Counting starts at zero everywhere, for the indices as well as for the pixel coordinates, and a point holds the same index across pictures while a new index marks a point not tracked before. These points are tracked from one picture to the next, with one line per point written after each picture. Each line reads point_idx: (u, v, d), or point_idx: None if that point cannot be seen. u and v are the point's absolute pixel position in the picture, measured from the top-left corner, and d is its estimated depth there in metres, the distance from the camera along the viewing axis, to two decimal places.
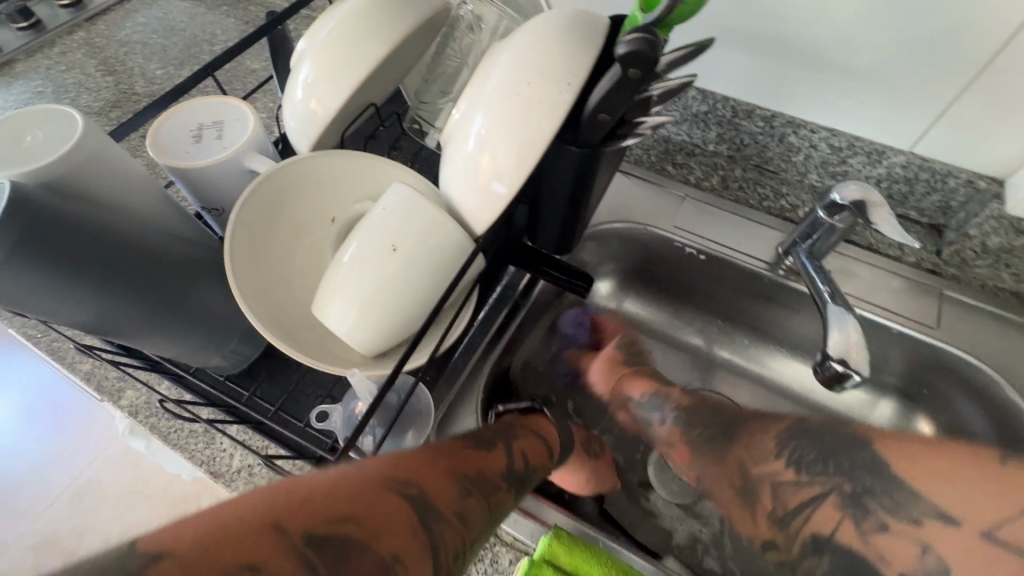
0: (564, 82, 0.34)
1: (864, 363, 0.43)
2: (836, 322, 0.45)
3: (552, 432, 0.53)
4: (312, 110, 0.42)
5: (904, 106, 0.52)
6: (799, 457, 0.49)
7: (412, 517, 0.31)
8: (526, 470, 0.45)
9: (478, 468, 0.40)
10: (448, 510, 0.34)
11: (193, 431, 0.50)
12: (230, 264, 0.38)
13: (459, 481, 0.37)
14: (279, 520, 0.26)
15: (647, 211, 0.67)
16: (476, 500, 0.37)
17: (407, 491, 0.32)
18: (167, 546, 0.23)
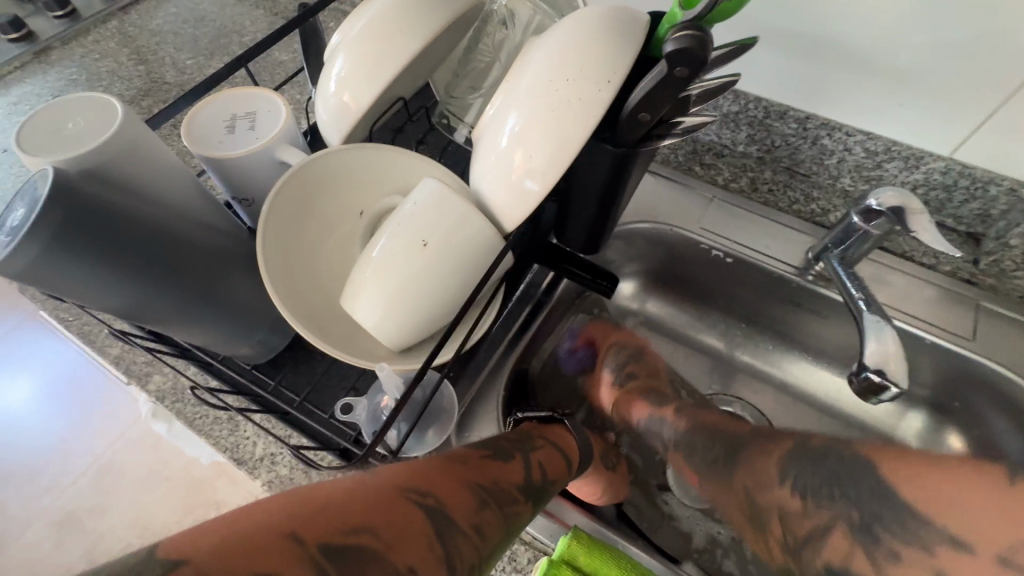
0: (603, 80, 0.33)
1: (902, 374, 0.42)
2: (873, 331, 0.44)
3: (572, 438, 0.52)
4: (345, 103, 0.42)
5: (948, 110, 0.51)
6: (806, 483, 0.40)
7: (427, 528, 0.31)
8: (545, 480, 0.44)
9: (495, 478, 0.40)
10: (464, 522, 0.34)
11: (218, 417, 0.51)
12: (261, 254, 0.38)
13: (476, 492, 0.37)
14: (295, 530, 0.27)
15: (674, 212, 0.66)
16: (494, 511, 0.37)
17: (423, 501, 0.33)
18: (185, 554, 0.24)
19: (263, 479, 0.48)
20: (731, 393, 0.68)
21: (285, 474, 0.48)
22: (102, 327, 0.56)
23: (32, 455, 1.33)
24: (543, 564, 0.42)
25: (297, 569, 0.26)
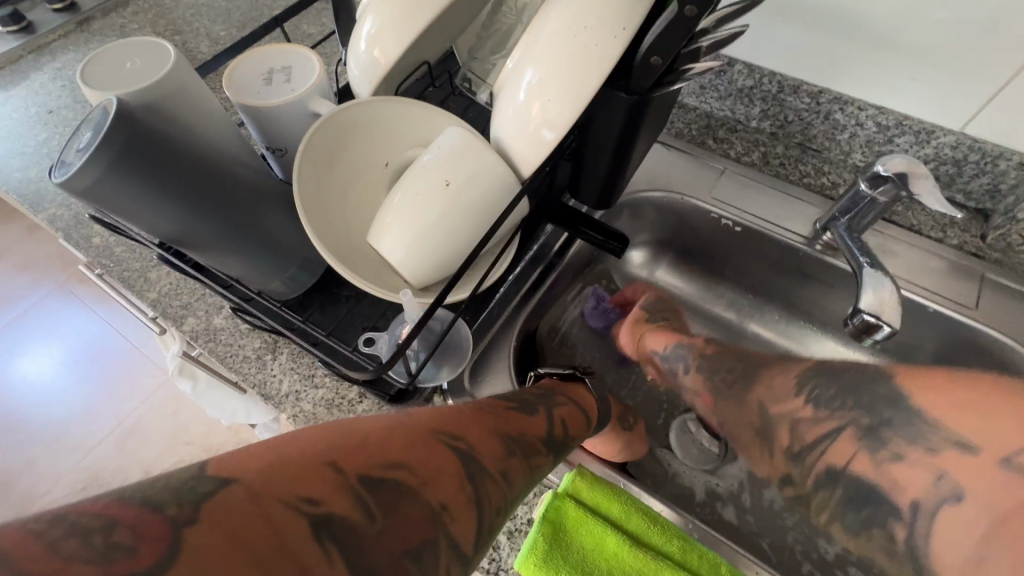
0: (618, 29, 0.34)
1: (896, 318, 0.44)
2: (872, 284, 0.45)
3: (591, 402, 0.53)
4: (375, 59, 0.44)
5: (959, 83, 0.52)
6: (818, 395, 0.54)
7: (458, 470, 0.32)
8: (566, 436, 0.45)
9: (521, 431, 0.41)
10: (492, 468, 0.35)
11: (248, 356, 0.54)
12: (297, 191, 0.41)
13: (503, 441, 0.38)
14: (336, 461, 0.28)
15: (686, 181, 0.68)
16: (519, 460, 0.38)
17: (453, 444, 0.34)
18: (235, 475, 0.25)
19: (288, 414, 0.51)
20: None
21: (309, 409, 0.51)
22: (140, 273, 0.60)
23: (59, 417, 1.40)
24: (548, 497, 0.45)
25: (339, 496, 0.26)
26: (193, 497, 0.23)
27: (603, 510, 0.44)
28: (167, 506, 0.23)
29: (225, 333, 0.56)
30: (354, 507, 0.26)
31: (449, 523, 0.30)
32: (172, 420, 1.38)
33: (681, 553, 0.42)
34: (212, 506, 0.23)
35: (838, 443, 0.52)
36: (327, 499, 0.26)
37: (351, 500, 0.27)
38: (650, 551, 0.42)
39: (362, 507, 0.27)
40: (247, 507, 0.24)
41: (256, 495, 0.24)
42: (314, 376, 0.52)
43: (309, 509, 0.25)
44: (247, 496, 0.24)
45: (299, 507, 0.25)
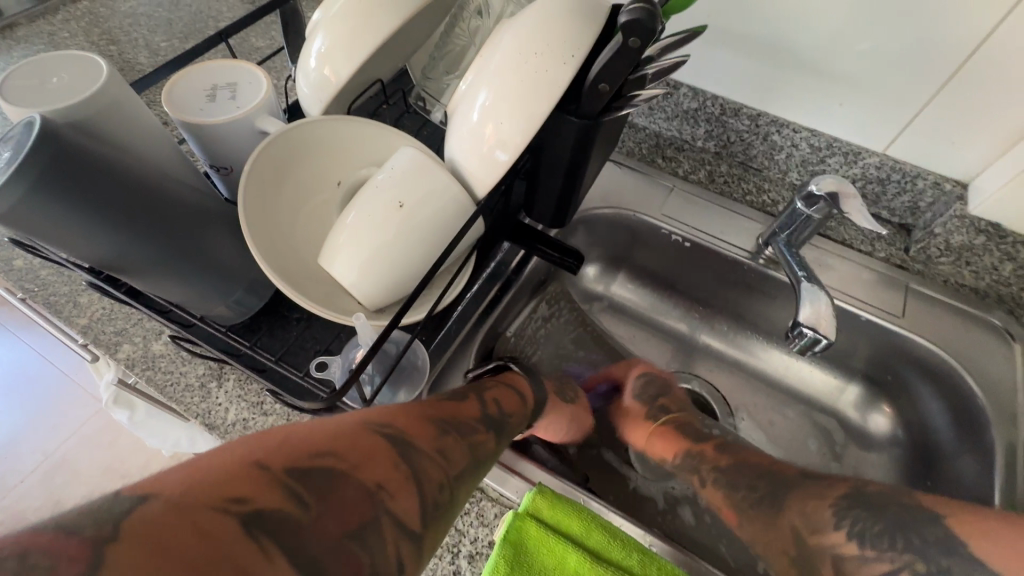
0: (567, 56, 0.36)
1: (831, 330, 0.47)
2: (808, 297, 0.48)
3: (527, 386, 0.52)
4: (326, 77, 0.44)
5: (879, 110, 0.57)
6: (860, 529, 0.43)
7: (392, 450, 0.32)
8: (502, 415, 0.45)
9: (455, 414, 0.40)
10: (428, 447, 0.35)
11: (190, 384, 0.52)
12: (242, 215, 0.40)
13: (437, 422, 0.38)
14: (262, 460, 0.27)
15: (637, 199, 0.70)
16: (455, 439, 0.38)
17: (385, 427, 0.33)
18: (153, 491, 0.24)
19: None
20: (690, 371, 0.72)
21: None
22: (69, 298, 0.56)
23: None
24: (509, 518, 0.44)
25: (269, 492, 0.26)
26: (113, 516, 0.22)
27: (564, 528, 0.44)
28: (83, 529, 0.21)
29: (164, 360, 0.53)
30: (285, 500, 0.26)
31: (388, 501, 0.29)
32: (106, 453, 1.29)
33: (640, 567, 0.43)
34: (133, 524, 0.22)
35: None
36: (258, 496, 0.25)
37: (282, 493, 0.26)
38: (612, 565, 0.43)
39: (293, 497, 0.26)
40: (171, 516, 0.23)
41: (181, 507, 0.23)
42: (263, 403, 0.50)
43: (237, 508, 0.24)
44: (171, 507, 0.23)
45: (227, 509, 0.24)
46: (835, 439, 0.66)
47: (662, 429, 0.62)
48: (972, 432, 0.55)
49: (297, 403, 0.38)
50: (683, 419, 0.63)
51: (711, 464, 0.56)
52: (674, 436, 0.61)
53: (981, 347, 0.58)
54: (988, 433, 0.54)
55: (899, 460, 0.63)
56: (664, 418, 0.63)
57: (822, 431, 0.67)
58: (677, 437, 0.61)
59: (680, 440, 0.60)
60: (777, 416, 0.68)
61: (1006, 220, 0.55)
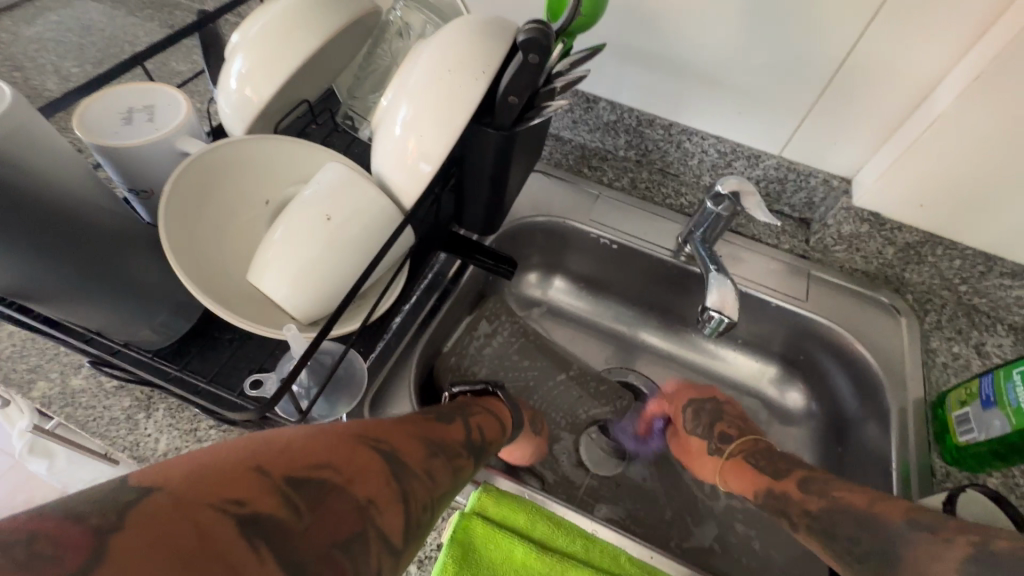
0: (479, 72, 0.38)
1: (735, 313, 0.51)
2: (716, 283, 0.52)
3: (507, 412, 0.54)
4: (248, 98, 0.44)
5: (771, 115, 0.65)
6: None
7: (383, 467, 0.33)
8: (483, 442, 0.46)
9: (442, 436, 0.42)
10: (416, 467, 0.36)
11: (116, 418, 0.49)
12: (163, 233, 0.39)
13: (425, 443, 0.39)
14: (260, 465, 0.28)
15: (567, 207, 0.73)
16: (442, 460, 0.39)
17: (378, 446, 0.34)
18: (159, 482, 0.25)
19: None
20: (628, 366, 0.75)
21: None
22: None
23: None
24: (455, 519, 0.45)
25: (265, 497, 0.27)
26: (117, 505, 0.23)
27: (510, 524, 0.46)
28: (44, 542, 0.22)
29: (86, 395, 0.50)
30: (282, 506, 0.27)
31: (377, 515, 0.30)
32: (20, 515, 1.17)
33: (584, 551, 0.45)
34: (137, 514, 0.23)
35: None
36: (255, 500, 0.26)
37: (277, 499, 0.27)
38: (558, 554, 0.44)
39: (289, 505, 0.27)
40: (173, 512, 0.24)
41: (183, 500, 0.25)
42: (197, 430, 0.49)
43: (235, 510, 0.25)
44: (173, 502, 0.24)
45: (224, 509, 0.25)
46: (759, 419, 0.71)
47: (732, 466, 0.58)
48: (872, 399, 0.62)
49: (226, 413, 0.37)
50: (747, 446, 0.59)
51: (802, 508, 0.48)
52: (745, 469, 0.56)
53: (873, 323, 0.65)
54: (884, 398, 0.60)
55: (815, 432, 0.68)
56: (728, 448, 0.59)
57: (748, 412, 0.72)
58: (750, 471, 0.55)
59: (747, 468, 0.56)
60: None
61: (883, 210, 0.63)
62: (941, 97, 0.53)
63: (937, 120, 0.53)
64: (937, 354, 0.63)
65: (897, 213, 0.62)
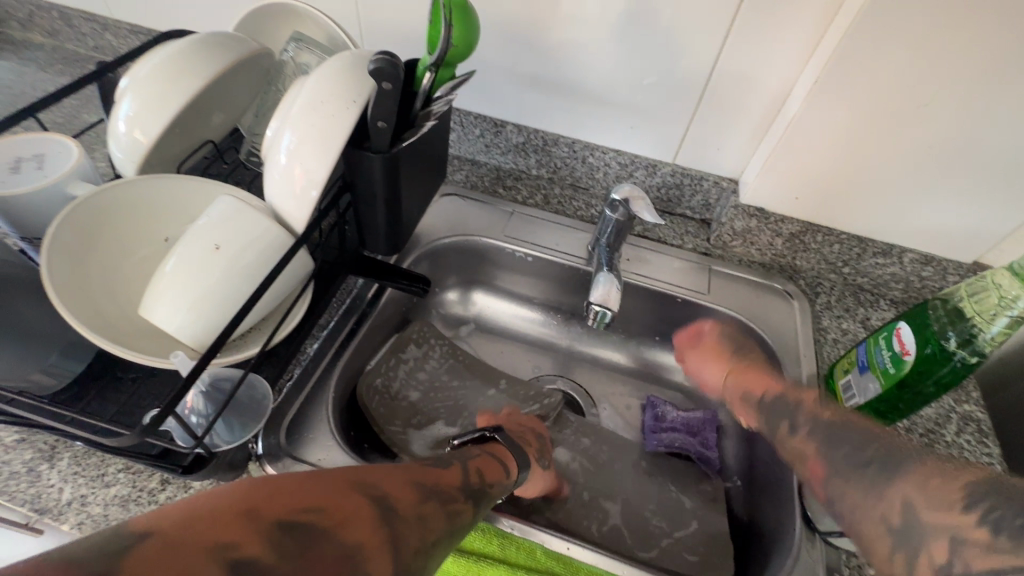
0: (350, 101, 0.42)
1: (618, 306, 0.56)
2: (599, 280, 0.56)
3: (512, 457, 0.50)
4: (137, 140, 0.46)
5: (658, 126, 0.71)
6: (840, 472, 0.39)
7: (377, 512, 0.32)
8: (483, 485, 0.44)
9: (439, 482, 0.40)
10: (408, 512, 0.34)
11: (16, 472, 0.48)
12: (47, 270, 0.39)
13: (419, 488, 0.37)
14: (253, 510, 0.28)
15: (482, 225, 0.77)
16: (435, 506, 0.37)
17: (373, 489, 0.34)
18: (153, 528, 0.25)
19: (71, 524, 0.46)
20: (556, 372, 0.78)
21: (99, 513, 0.46)
22: None
23: None
24: None
25: (255, 542, 0.27)
26: (110, 552, 0.24)
27: None
28: None
29: None
30: (270, 551, 0.27)
31: (363, 563, 0.29)
32: None
33: (502, 549, 0.47)
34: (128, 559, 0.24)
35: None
36: (245, 546, 0.26)
37: (266, 545, 0.27)
38: (475, 556, 0.46)
39: (276, 551, 0.27)
40: (163, 557, 0.24)
41: (174, 546, 0.25)
42: (105, 474, 0.48)
43: (223, 556, 0.25)
44: (166, 546, 0.25)
45: (214, 554, 0.25)
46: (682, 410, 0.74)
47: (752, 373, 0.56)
48: None
49: (106, 440, 0.37)
50: (742, 366, 0.58)
51: (809, 414, 0.44)
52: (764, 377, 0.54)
53: (769, 309, 0.71)
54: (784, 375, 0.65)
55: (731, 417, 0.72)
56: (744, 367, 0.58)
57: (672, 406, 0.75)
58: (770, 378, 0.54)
59: (744, 379, 0.55)
60: (633, 401, 0.75)
61: (765, 204, 0.69)
62: (794, 103, 0.61)
63: (794, 123, 0.60)
64: (828, 331, 0.69)
65: (779, 206, 0.69)
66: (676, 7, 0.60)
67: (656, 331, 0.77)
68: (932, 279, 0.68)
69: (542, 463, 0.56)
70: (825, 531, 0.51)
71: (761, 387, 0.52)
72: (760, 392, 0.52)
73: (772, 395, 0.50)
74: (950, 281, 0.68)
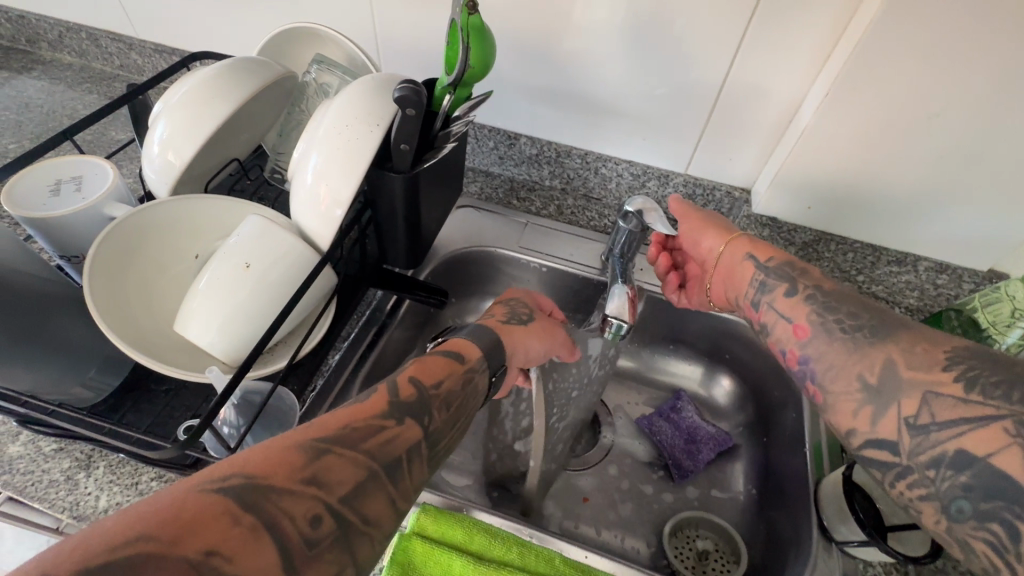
0: (373, 124, 0.44)
1: (631, 317, 0.57)
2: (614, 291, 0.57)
3: (472, 345, 0.47)
4: (170, 161, 0.48)
5: (670, 137, 0.72)
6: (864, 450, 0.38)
7: (231, 507, 0.28)
8: (421, 394, 0.39)
9: (347, 423, 0.35)
10: (291, 483, 0.30)
11: (54, 480, 0.50)
12: (88, 290, 0.42)
13: (311, 444, 0.32)
14: (58, 565, 0.23)
15: (497, 237, 0.79)
16: (342, 453, 0.33)
17: (224, 482, 0.28)
18: None
19: None
20: None
21: None
22: None
23: None
24: (397, 540, 0.48)
25: None
26: None
27: (448, 538, 0.48)
28: None
29: (23, 461, 0.51)
30: None
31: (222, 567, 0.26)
32: None
33: (520, 557, 0.47)
34: None
35: (980, 431, 0.33)
36: None
37: None
38: (493, 562, 0.47)
39: None
40: None
41: None
42: (139, 483, 0.50)
43: None
44: None
45: None
46: None
47: (740, 265, 0.53)
48: (787, 386, 0.67)
49: (147, 454, 0.39)
50: (745, 241, 0.53)
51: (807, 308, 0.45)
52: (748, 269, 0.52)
53: None
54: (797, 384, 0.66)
55: (744, 425, 0.72)
56: (730, 251, 0.55)
57: None
58: (752, 270, 0.51)
59: (745, 261, 0.52)
60: (646, 408, 0.76)
61: (777, 214, 0.70)
62: (805, 114, 0.61)
63: (804, 132, 0.60)
64: None
65: (791, 215, 0.69)
66: (687, 21, 0.61)
67: (669, 339, 0.77)
68: (947, 287, 0.68)
69: (514, 322, 0.54)
70: (841, 541, 0.51)
71: (770, 268, 0.50)
72: (752, 278, 0.51)
73: (762, 284, 0.50)
74: (965, 290, 0.67)
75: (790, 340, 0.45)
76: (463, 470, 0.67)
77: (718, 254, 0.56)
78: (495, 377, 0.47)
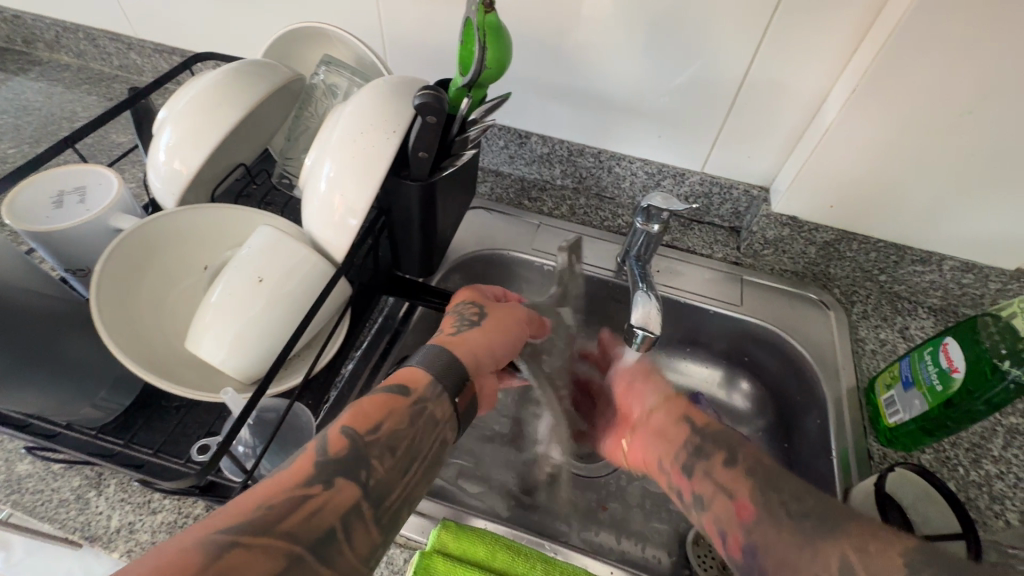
0: (390, 131, 0.42)
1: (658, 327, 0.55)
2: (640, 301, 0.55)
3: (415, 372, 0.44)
4: (176, 170, 0.46)
5: (687, 136, 0.70)
6: None
7: None
8: (362, 446, 0.38)
9: (265, 504, 0.33)
10: None
11: (64, 499, 0.49)
12: (94, 308, 0.40)
13: (218, 539, 0.30)
14: None
15: (509, 238, 0.77)
16: (253, 544, 0.31)
17: None
18: None
19: (120, 551, 0.46)
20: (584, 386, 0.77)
21: (147, 540, 0.47)
22: None
23: None
24: (416, 558, 0.46)
25: None
26: None
27: (470, 555, 0.46)
28: None
29: (33, 479, 0.50)
30: None
31: None
32: None
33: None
34: None
35: None
36: None
37: None
38: None
39: None
40: None
41: None
42: (151, 501, 0.49)
43: None
44: None
45: None
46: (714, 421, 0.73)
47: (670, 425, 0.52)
48: (810, 389, 0.66)
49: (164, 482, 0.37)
50: (679, 404, 0.53)
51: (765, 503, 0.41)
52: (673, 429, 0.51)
53: (800, 317, 0.70)
54: (820, 388, 0.64)
55: (765, 428, 0.71)
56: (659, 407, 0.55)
57: None
58: (681, 429, 0.51)
59: (680, 424, 0.51)
60: None
61: (797, 213, 0.68)
62: (829, 111, 0.59)
63: (828, 131, 0.59)
64: (865, 341, 0.68)
65: (812, 216, 0.67)
66: (704, 17, 0.59)
67: (686, 341, 0.76)
68: (973, 286, 0.66)
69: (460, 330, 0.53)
70: None
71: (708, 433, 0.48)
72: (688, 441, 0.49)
73: (698, 448, 0.47)
74: (991, 289, 0.66)
75: (733, 522, 0.41)
76: (479, 479, 0.65)
77: (650, 415, 0.55)
78: (455, 397, 0.44)
